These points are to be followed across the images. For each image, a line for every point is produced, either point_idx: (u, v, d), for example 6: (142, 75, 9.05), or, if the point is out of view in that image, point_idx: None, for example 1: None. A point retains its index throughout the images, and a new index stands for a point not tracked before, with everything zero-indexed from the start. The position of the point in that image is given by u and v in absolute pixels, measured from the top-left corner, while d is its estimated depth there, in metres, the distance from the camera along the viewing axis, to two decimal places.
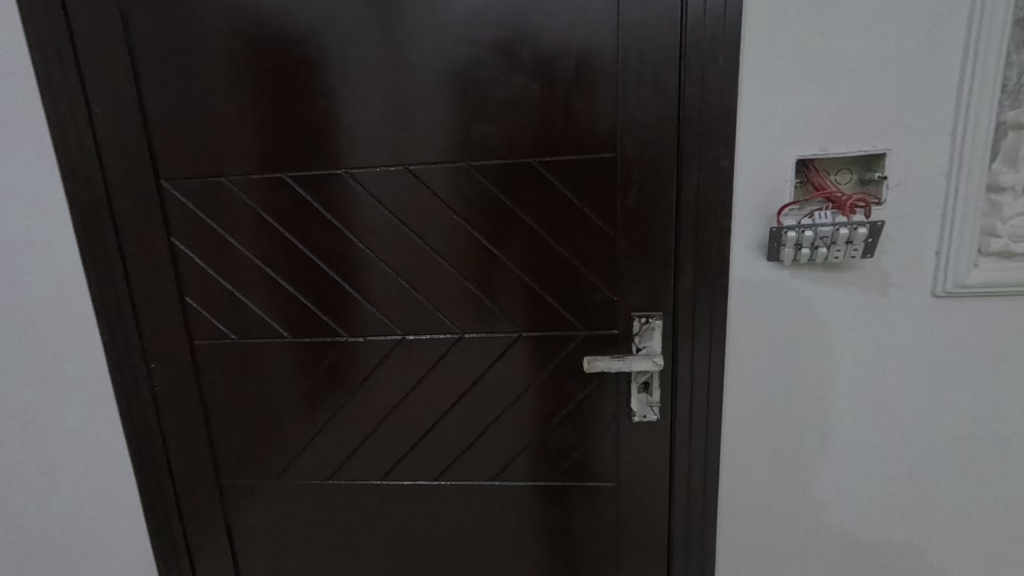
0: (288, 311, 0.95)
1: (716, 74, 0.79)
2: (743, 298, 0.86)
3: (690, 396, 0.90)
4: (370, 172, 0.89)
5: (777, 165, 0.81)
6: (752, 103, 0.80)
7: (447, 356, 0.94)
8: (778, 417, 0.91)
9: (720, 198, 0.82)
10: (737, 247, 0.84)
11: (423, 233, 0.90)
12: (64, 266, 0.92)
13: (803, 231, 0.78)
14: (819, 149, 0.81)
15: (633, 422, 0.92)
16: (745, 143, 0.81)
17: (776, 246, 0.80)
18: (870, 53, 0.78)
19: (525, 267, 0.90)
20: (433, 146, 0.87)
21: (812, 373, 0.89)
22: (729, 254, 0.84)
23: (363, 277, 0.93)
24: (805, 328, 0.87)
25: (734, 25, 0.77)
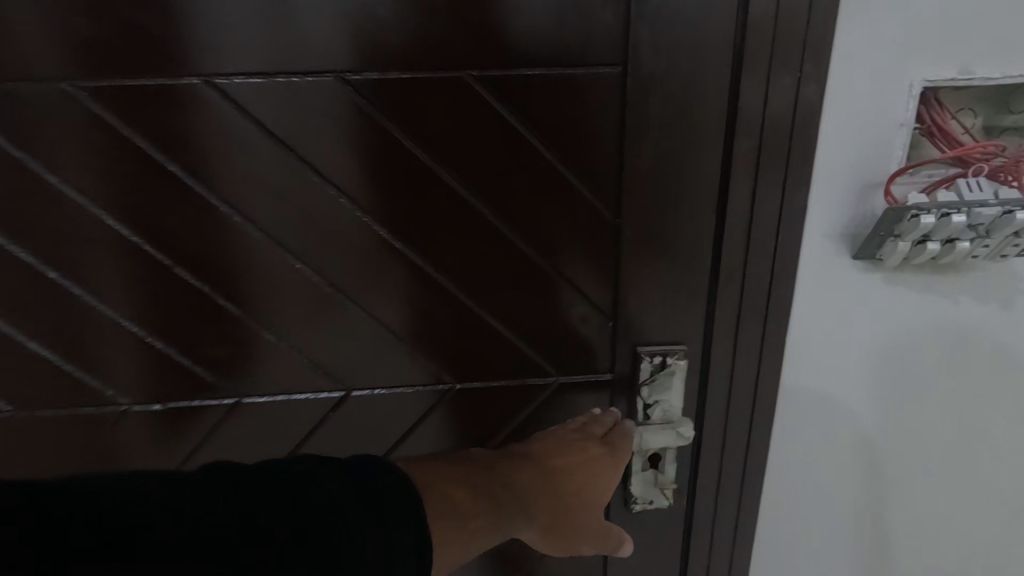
0: (32, 361, 0.53)
1: None
2: (812, 315, 0.54)
3: (718, 465, 0.59)
4: (146, 102, 0.45)
5: (888, 101, 0.47)
6: None
7: (332, 418, 0.57)
8: (836, 483, 0.63)
9: (798, 158, 0.47)
10: (811, 236, 0.51)
11: (272, 223, 0.49)
12: None
13: (946, 215, 0.47)
14: (956, 72, 0.47)
15: (632, 510, 0.61)
16: (844, 57, 0.46)
17: (887, 236, 0.49)
18: None
19: (458, 279, 0.52)
20: (268, 48, 0.44)
21: (894, 419, 0.60)
22: (801, 249, 0.51)
23: (167, 303, 0.52)
24: (895, 358, 0.57)
25: None
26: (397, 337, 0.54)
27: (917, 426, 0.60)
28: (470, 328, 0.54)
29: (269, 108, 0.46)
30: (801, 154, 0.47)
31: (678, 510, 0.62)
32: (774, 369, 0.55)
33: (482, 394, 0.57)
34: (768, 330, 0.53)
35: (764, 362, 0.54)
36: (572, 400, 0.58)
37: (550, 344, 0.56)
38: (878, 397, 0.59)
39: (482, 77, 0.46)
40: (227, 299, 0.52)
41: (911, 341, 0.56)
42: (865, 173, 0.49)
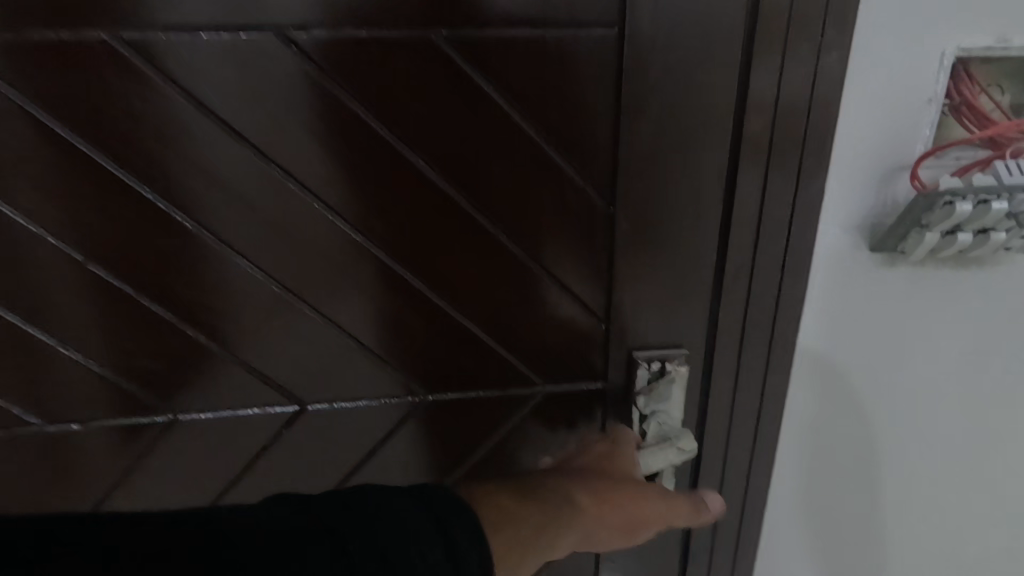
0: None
1: None
2: (827, 312, 0.49)
3: (719, 475, 0.55)
4: (44, 68, 0.37)
5: (919, 74, 0.41)
6: None
7: (290, 430, 0.51)
8: (843, 494, 0.58)
9: (816, 139, 0.41)
10: (828, 225, 0.46)
11: (204, 210, 0.42)
12: None
13: (986, 202, 0.43)
14: (993, 40, 0.41)
15: None
16: (875, 19, 0.40)
17: (921, 224, 0.44)
18: None
19: (427, 277, 0.46)
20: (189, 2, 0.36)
21: (909, 423, 0.55)
22: (817, 238, 0.46)
23: (84, 301, 0.44)
24: (916, 357, 0.52)
25: None
26: (360, 345, 0.48)
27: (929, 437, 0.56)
28: (442, 331, 0.48)
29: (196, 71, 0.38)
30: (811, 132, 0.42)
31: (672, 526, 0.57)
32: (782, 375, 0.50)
33: (455, 406, 0.51)
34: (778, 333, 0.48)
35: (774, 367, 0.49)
36: (561, 408, 0.52)
37: (530, 350, 0.50)
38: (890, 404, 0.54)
39: (453, 39, 0.39)
40: (154, 295, 0.45)
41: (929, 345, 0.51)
42: (892, 156, 0.44)
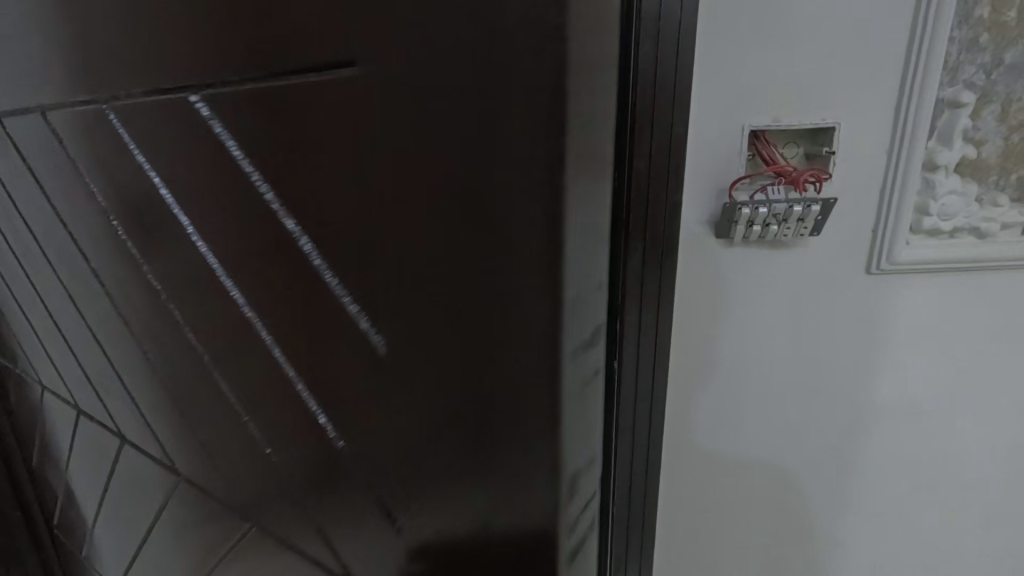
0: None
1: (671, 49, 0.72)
2: (702, 256, 0.84)
3: (649, 435, 0.94)
4: (142, 132, 0.60)
5: (729, 138, 0.78)
6: (706, 64, 0.75)
7: (268, 402, 0.69)
8: (742, 395, 0.94)
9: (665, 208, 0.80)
10: (690, 220, 0.82)
11: (166, 249, 0.65)
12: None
13: (758, 208, 0.78)
14: (770, 120, 0.77)
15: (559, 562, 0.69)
16: (701, 111, 0.77)
17: (729, 222, 0.79)
18: (825, 13, 0.73)
19: (257, 276, 0.62)
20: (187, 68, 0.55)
21: (772, 341, 0.90)
22: (680, 228, 0.82)
23: (180, 292, 0.67)
24: (769, 294, 0.87)
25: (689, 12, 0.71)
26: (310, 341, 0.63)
27: (760, 366, 0.92)
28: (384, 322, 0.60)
29: (143, 118, 0.59)
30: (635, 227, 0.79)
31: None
32: (629, 356, 0.87)
33: (277, 412, 0.69)
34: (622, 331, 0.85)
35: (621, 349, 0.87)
36: (484, 416, 0.61)
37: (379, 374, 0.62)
38: (733, 344, 0.90)
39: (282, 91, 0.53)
40: (189, 314, 0.68)
41: (758, 302, 0.87)
42: (722, 176, 0.79)
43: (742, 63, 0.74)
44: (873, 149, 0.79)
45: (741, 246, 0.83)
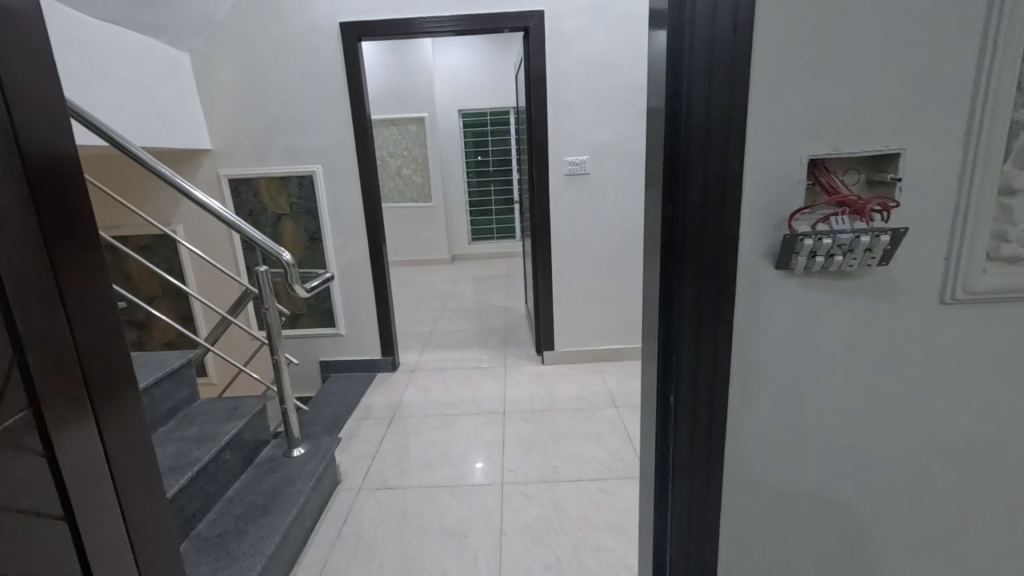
0: (85, 343, 0.92)
1: (722, 76, 0.72)
2: (762, 288, 0.80)
3: (705, 467, 0.89)
4: None
5: (788, 167, 0.75)
6: (761, 95, 0.73)
7: None
8: (804, 431, 0.88)
9: (722, 240, 0.77)
10: (748, 251, 0.78)
11: None
12: (106, 285, 0.97)
13: (821, 239, 0.74)
14: (831, 149, 0.75)
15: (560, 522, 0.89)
16: (757, 141, 0.75)
17: (790, 253, 0.76)
18: (882, 41, 0.71)
19: None
20: None
21: (836, 372, 0.85)
22: (737, 256, 0.78)
23: None
24: (833, 323, 0.82)
25: (744, 42, 0.71)
26: None
27: (821, 403, 0.87)
28: None
29: None
30: (689, 260, 0.79)
31: (652, 450, 0.97)
32: (686, 389, 0.85)
33: None
34: (679, 360, 0.84)
35: (678, 381, 0.85)
36: None
37: None
38: (792, 381, 0.86)
39: None
40: None
41: (818, 336, 0.83)
42: (782, 208, 0.77)
43: (798, 92, 0.73)
44: (942, 174, 0.75)
45: (803, 277, 0.80)
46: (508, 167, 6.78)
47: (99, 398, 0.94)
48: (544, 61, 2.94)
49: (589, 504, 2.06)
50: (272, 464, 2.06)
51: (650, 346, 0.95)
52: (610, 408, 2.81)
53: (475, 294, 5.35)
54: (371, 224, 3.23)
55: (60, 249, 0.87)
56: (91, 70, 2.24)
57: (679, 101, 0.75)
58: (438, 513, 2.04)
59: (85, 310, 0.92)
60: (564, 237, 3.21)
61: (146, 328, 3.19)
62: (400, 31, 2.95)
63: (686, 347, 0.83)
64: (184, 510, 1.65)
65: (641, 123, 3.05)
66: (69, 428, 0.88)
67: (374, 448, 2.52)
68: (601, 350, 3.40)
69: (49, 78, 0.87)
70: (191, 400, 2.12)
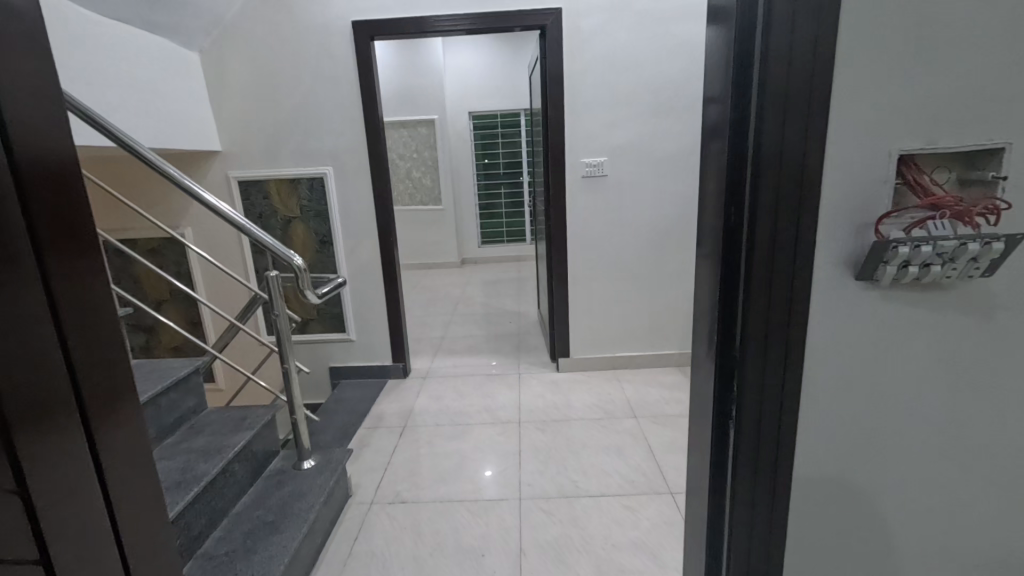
0: (82, 356, 0.80)
1: (805, 59, 0.62)
2: (841, 300, 0.70)
3: (769, 499, 0.79)
4: None
5: (876, 164, 0.66)
6: (848, 82, 0.63)
7: None
8: (881, 461, 0.78)
9: (798, 245, 0.68)
10: (825, 258, 0.69)
11: None
12: (107, 292, 0.86)
13: (918, 246, 0.65)
14: (924, 143, 0.66)
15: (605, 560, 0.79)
16: (841, 135, 0.65)
17: (877, 262, 0.67)
18: (986, 20, 0.62)
19: None
20: None
21: (921, 395, 0.75)
22: (814, 264, 0.69)
23: None
24: (918, 341, 0.73)
25: (829, 21, 0.62)
26: None
27: (901, 430, 0.77)
28: None
29: None
30: (759, 270, 0.69)
31: (704, 480, 0.87)
32: (751, 412, 0.75)
33: None
34: (744, 380, 0.74)
35: (740, 405, 0.76)
36: None
37: None
38: (869, 405, 0.75)
39: None
40: None
41: (901, 355, 0.73)
42: (867, 211, 0.67)
43: (889, 79, 0.63)
44: None
45: (887, 289, 0.70)
46: (519, 169, 6.70)
47: (95, 418, 0.82)
48: (561, 59, 2.85)
49: (612, 521, 1.96)
50: (282, 477, 1.98)
51: (703, 364, 0.86)
52: (629, 418, 2.70)
53: (485, 298, 5.27)
54: (382, 227, 3.15)
55: (54, 251, 0.77)
56: (101, 70, 2.19)
57: (749, 90, 0.66)
58: (454, 531, 1.95)
59: (87, 326, 0.81)
60: (581, 241, 3.11)
61: (154, 332, 3.13)
62: (414, 30, 2.87)
63: (752, 365, 0.73)
64: (190, 527, 1.57)
65: (661, 123, 2.95)
66: (75, 460, 0.79)
67: (387, 459, 2.44)
68: (618, 357, 3.30)
69: (44, 72, 0.78)
70: (198, 408, 2.04)
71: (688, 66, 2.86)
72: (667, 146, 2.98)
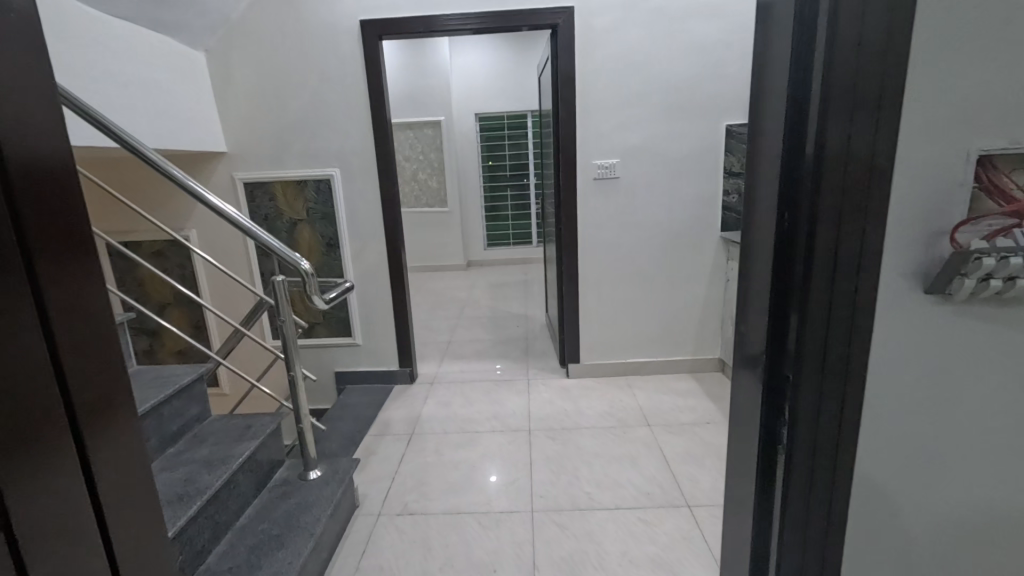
0: (76, 368, 0.74)
1: (877, 48, 0.56)
2: (907, 316, 0.64)
3: (823, 534, 0.72)
4: None
5: (952, 166, 0.59)
6: (924, 74, 0.57)
7: None
8: (946, 492, 0.71)
9: (863, 256, 0.61)
10: (891, 270, 0.62)
11: None
12: (103, 295, 0.79)
13: (1007, 257, 0.59)
14: (1006, 143, 0.59)
15: None
16: (914, 134, 0.59)
17: (953, 275, 0.60)
18: None
19: None
20: None
21: (994, 421, 0.68)
22: (879, 277, 0.62)
23: None
24: (991, 361, 0.66)
25: (906, 5, 0.55)
26: None
27: (969, 458, 0.70)
28: None
29: None
30: (820, 282, 0.63)
31: (748, 508, 0.80)
32: (805, 439, 0.69)
33: None
34: (797, 403, 0.68)
35: (794, 429, 0.69)
36: None
37: None
38: (935, 430, 0.69)
39: None
40: None
41: (972, 376, 0.67)
42: (940, 219, 0.61)
43: (969, 72, 0.57)
44: None
45: (960, 304, 0.64)
46: (525, 172, 6.64)
47: (92, 437, 0.77)
48: (573, 59, 2.79)
49: (628, 536, 1.89)
50: (287, 487, 1.92)
51: (747, 381, 0.79)
52: (642, 427, 2.64)
53: (492, 301, 5.21)
54: (389, 230, 3.10)
55: (47, 253, 0.70)
56: (105, 69, 2.14)
57: (812, 84, 0.60)
58: (465, 545, 1.88)
59: (81, 334, 0.75)
60: (592, 245, 3.05)
61: (158, 336, 3.09)
62: (422, 29, 2.82)
63: (808, 386, 0.66)
64: (193, 542, 1.51)
65: (675, 124, 2.88)
66: (73, 488, 0.73)
67: (394, 468, 2.38)
68: (629, 363, 3.22)
69: (40, 69, 0.71)
70: (202, 416, 1.99)
71: (703, 66, 2.80)
72: (680, 148, 2.91)
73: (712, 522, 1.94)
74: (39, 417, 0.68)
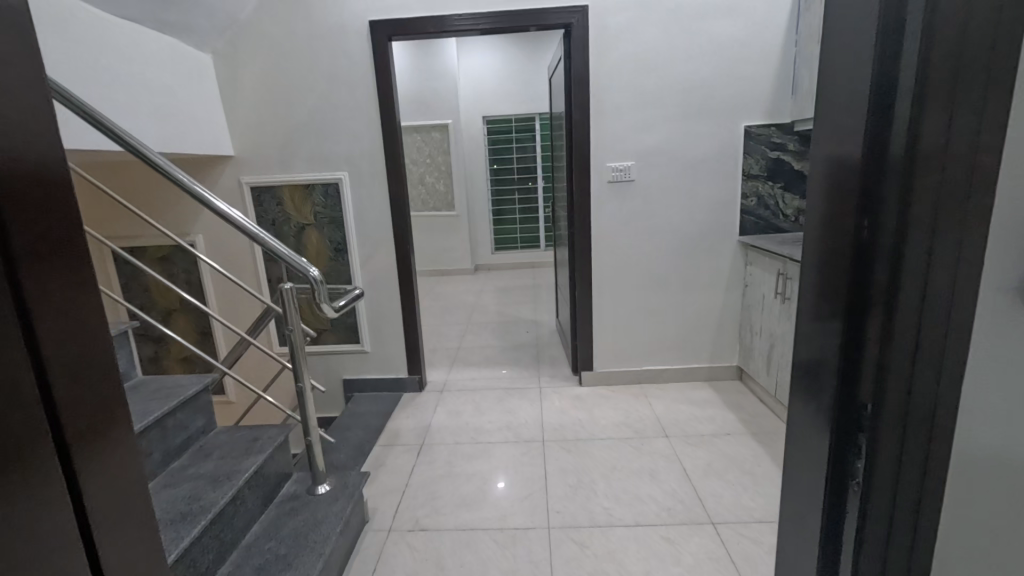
0: (65, 386, 0.66)
1: (984, 34, 0.49)
2: (1006, 338, 0.56)
3: None
4: None
5: None
6: None
7: None
8: None
9: (962, 270, 0.54)
10: (991, 286, 0.55)
11: None
12: (95, 305, 0.72)
13: None
14: None
15: None
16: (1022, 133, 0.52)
17: None
18: None
19: None
20: None
21: None
22: (978, 293, 0.55)
23: None
24: None
25: None
26: None
27: None
28: None
29: None
30: (909, 291, 0.55)
31: (811, 547, 0.72)
32: (887, 476, 0.60)
33: None
34: (878, 433, 0.60)
35: (872, 458, 0.61)
36: None
37: None
38: None
39: None
40: None
41: None
42: None
43: None
44: None
45: None
46: (533, 175, 6.57)
47: (85, 462, 0.69)
48: (588, 59, 2.72)
49: (651, 555, 1.80)
50: (295, 503, 1.85)
51: (810, 406, 0.71)
52: (660, 438, 2.55)
53: (500, 306, 5.13)
54: (398, 235, 3.03)
55: (32, 257, 0.63)
56: (110, 71, 2.09)
57: (902, 76, 0.53)
58: (479, 563, 1.80)
59: (71, 347, 0.67)
60: (606, 249, 2.97)
61: (164, 343, 3.03)
62: (432, 29, 2.76)
63: (891, 415, 0.59)
64: (196, 564, 1.44)
65: (692, 126, 2.80)
66: (64, 522, 0.65)
67: (404, 481, 2.30)
68: (643, 371, 3.14)
69: (30, 62, 0.64)
70: (207, 428, 1.92)
71: (721, 66, 2.72)
72: (698, 150, 2.83)
73: (738, 541, 1.85)
74: (27, 447, 0.61)
